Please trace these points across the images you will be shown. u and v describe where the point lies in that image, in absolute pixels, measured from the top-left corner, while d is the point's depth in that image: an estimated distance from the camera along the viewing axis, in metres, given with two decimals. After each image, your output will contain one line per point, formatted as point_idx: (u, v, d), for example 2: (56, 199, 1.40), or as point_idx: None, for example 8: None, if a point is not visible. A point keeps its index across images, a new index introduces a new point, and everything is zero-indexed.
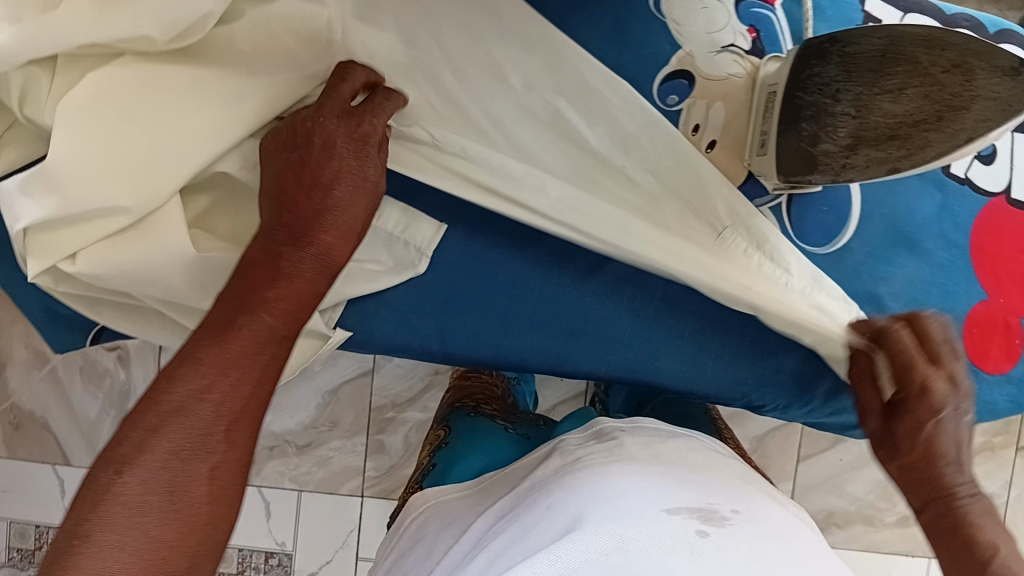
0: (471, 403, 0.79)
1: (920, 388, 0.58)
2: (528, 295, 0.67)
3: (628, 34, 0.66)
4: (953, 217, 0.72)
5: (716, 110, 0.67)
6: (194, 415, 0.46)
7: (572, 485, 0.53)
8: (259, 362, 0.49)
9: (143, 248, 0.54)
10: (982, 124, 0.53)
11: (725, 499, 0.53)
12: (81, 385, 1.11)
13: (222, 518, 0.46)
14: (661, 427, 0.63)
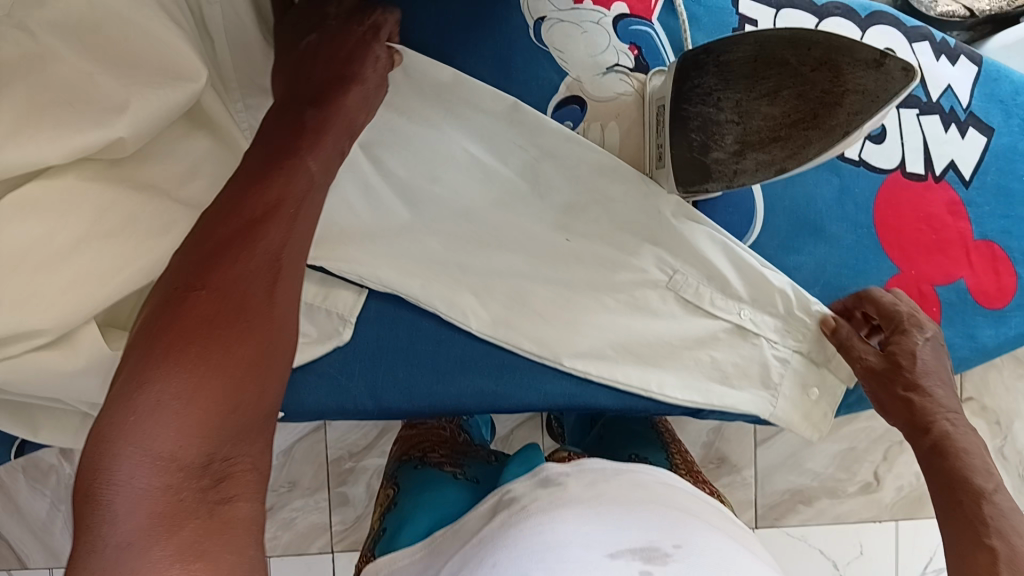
0: (418, 453, 0.76)
1: (897, 331, 0.68)
2: (455, 340, 0.68)
3: (509, 70, 0.68)
4: (853, 199, 0.74)
5: (611, 130, 0.69)
6: (230, 363, 0.40)
7: (516, 540, 0.49)
8: (263, 291, 0.44)
9: (62, 363, 0.52)
10: (856, 116, 0.56)
11: (668, 531, 0.50)
12: (26, 487, 1.11)
13: (254, 438, 0.41)
14: (608, 466, 0.58)
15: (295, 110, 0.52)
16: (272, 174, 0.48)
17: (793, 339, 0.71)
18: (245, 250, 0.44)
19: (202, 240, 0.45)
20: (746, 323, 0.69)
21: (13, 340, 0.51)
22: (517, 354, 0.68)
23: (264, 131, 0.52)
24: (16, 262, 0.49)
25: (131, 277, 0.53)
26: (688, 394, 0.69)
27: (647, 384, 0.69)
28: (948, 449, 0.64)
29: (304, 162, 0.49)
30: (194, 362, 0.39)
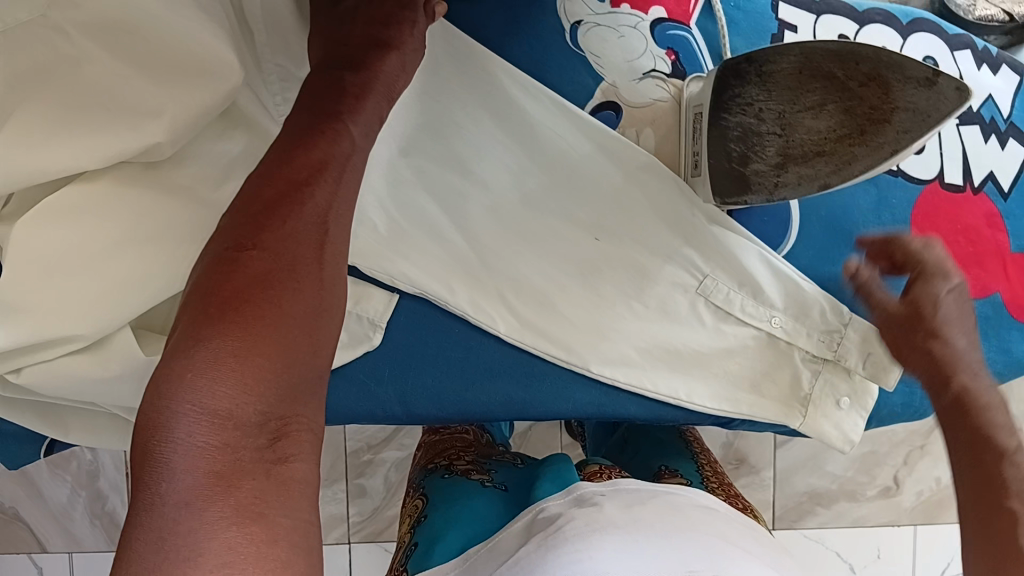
0: (445, 461, 0.76)
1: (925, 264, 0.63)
2: (485, 348, 0.67)
3: (544, 72, 0.66)
4: (890, 210, 0.73)
5: (646, 136, 0.68)
6: (281, 320, 0.38)
7: (555, 573, 0.48)
8: (311, 250, 0.41)
9: (93, 368, 0.52)
10: (905, 135, 0.55)
11: (706, 562, 0.49)
12: (48, 474, 1.13)
13: (309, 395, 0.38)
14: (642, 487, 0.58)
15: (334, 75, 0.51)
16: (314, 137, 0.46)
17: (828, 349, 0.69)
18: (294, 210, 0.42)
19: (250, 202, 0.43)
20: (777, 332, 0.68)
21: (47, 346, 0.51)
22: (545, 361, 0.68)
23: (304, 93, 0.50)
24: (48, 268, 0.50)
25: (157, 283, 0.53)
26: (717, 403, 0.69)
27: (676, 393, 0.68)
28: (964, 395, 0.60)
29: (340, 135, 0.47)
30: (247, 321, 0.38)
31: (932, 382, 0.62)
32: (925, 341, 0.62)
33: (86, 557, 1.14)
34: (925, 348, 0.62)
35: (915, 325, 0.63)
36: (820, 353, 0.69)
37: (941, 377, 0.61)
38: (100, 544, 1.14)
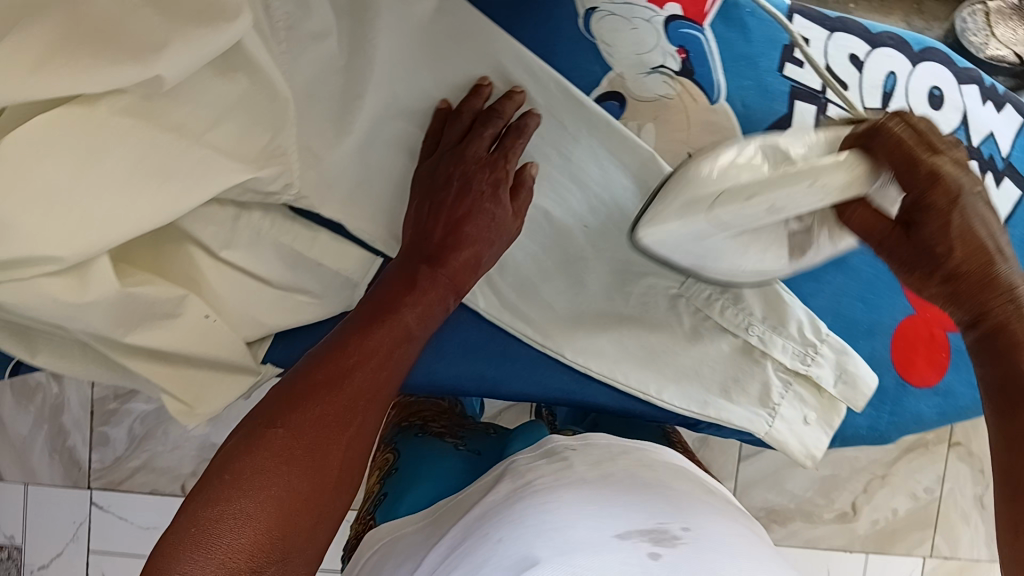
0: (419, 421, 0.78)
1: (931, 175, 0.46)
2: (460, 321, 0.67)
3: (552, 56, 0.66)
4: None
5: (647, 131, 0.68)
6: (345, 422, 0.47)
7: (519, 517, 0.48)
8: (396, 355, 0.51)
9: (68, 292, 0.52)
10: (783, 179, 0.49)
11: (673, 515, 0.48)
12: (13, 403, 1.13)
13: (343, 489, 0.47)
14: (611, 443, 0.59)
15: (464, 168, 0.60)
16: (447, 251, 0.58)
17: (800, 364, 0.69)
18: (392, 328, 0.52)
19: (369, 306, 0.53)
20: (754, 341, 0.68)
21: (25, 265, 0.50)
22: (518, 341, 0.68)
23: (425, 178, 0.61)
24: (31, 188, 0.48)
25: (150, 218, 0.53)
26: (684, 403, 0.70)
27: (646, 387, 0.69)
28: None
29: (468, 251, 0.58)
30: (316, 422, 0.46)
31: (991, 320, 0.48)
32: (942, 285, 0.49)
33: (41, 489, 1.15)
34: (952, 288, 0.49)
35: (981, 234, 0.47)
36: (793, 366, 0.69)
37: (992, 321, 0.48)
38: (56, 479, 1.14)
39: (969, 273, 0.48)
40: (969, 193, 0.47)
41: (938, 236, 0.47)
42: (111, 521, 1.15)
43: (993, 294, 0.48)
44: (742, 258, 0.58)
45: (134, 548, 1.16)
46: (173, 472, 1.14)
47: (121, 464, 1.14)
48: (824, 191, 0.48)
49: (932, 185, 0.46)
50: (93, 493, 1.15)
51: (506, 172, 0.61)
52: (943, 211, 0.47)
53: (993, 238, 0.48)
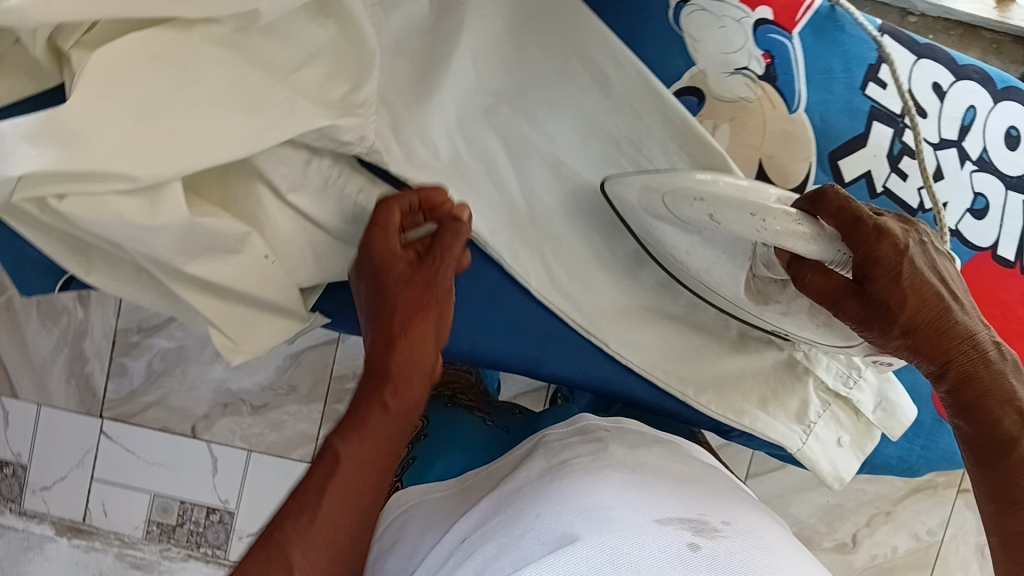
0: (447, 392, 0.78)
1: (877, 231, 0.50)
2: (511, 297, 0.67)
3: (637, 44, 0.65)
4: None
5: (721, 132, 0.67)
6: (342, 493, 0.51)
7: (557, 493, 0.48)
8: (383, 439, 0.54)
9: (141, 214, 0.52)
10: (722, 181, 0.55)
11: (714, 509, 0.48)
12: (36, 322, 1.12)
13: (352, 558, 0.51)
14: (645, 432, 0.58)
15: (366, 235, 0.57)
16: (401, 330, 0.56)
17: (842, 384, 0.69)
18: (371, 415, 0.54)
19: (344, 424, 0.54)
20: (797, 354, 0.68)
21: (97, 178, 0.49)
22: (566, 326, 0.68)
23: (364, 274, 0.58)
24: (114, 105, 0.48)
25: (223, 152, 0.53)
26: (720, 409, 0.69)
27: (684, 387, 0.69)
28: (1005, 407, 0.53)
29: (417, 319, 0.56)
30: (310, 510, 0.49)
31: (955, 373, 0.53)
32: (901, 340, 0.53)
33: (53, 412, 1.15)
34: (911, 342, 0.53)
35: (927, 283, 0.52)
36: (834, 386, 0.69)
37: (964, 370, 0.53)
38: (70, 404, 1.15)
39: (923, 325, 0.52)
40: (912, 247, 0.53)
41: (889, 294, 0.51)
42: (119, 453, 1.16)
43: (948, 347, 0.53)
44: (688, 246, 0.60)
45: (138, 482, 1.17)
46: (186, 412, 1.14)
47: (135, 398, 1.14)
48: (763, 230, 0.52)
49: (882, 241, 0.50)
50: (105, 422, 1.15)
51: (388, 248, 0.56)
52: (890, 268, 0.51)
53: (939, 286, 0.53)
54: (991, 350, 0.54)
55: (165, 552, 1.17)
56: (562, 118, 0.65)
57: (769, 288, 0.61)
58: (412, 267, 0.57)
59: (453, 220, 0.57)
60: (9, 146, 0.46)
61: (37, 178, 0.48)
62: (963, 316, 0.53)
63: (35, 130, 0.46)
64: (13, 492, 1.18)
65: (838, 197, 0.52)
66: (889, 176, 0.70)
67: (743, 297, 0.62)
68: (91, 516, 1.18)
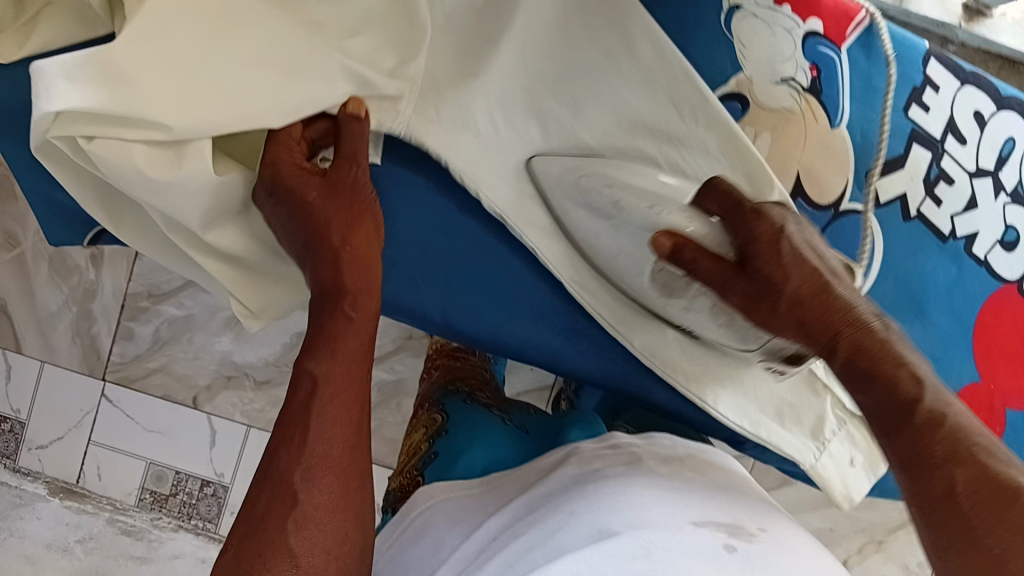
0: (466, 387, 0.80)
1: (755, 212, 0.54)
2: (537, 286, 0.66)
3: (688, 43, 0.65)
4: (964, 293, 0.72)
5: (762, 140, 0.67)
6: (309, 456, 0.48)
7: (593, 495, 0.50)
8: (342, 398, 0.50)
9: (174, 171, 0.52)
10: (637, 180, 0.60)
11: (747, 514, 0.50)
12: (47, 276, 1.11)
13: (350, 501, 0.50)
14: (675, 443, 0.60)
15: (274, 158, 0.54)
16: (348, 235, 0.54)
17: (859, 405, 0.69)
18: (302, 390, 0.50)
19: (297, 389, 0.51)
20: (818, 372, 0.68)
21: (132, 126, 0.50)
22: (590, 320, 0.67)
23: (274, 199, 0.54)
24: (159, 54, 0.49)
25: (269, 118, 0.53)
26: (739, 418, 0.69)
27: (702, 393, 0.68)
28: (899, 370, 0.50)
29: (356, 229, 0.54)
30: (294, 481, 0.48)
31: (846, 342, 0.51)
32: (788, 315, 0.52)
33: (56, 369, 1.14)
34: (798, 316, 0.52)
35: (811, 260, 0.53)
36: (851, 405, 0.69)
37: (848, 337, 0.51)
38: (74, 362, 1.14)
39: (807, 300, 0.52)
40: (791, 227, 0.54)
41: (774, 267, 0.52)
42: (118, 417, 1.15)
43: (833, 316, 0.52)
44: (596, 231, 0.62)
45: (133, 448, 1.16)
46: (188, 381, 1.14)
47: (139, 362, 1.14)
48: (657, 218, 0.57)
49: (757, 223, 0.53)
50: (107, 385, 1.14)
51: (281, 165, 0.54)
52: (769, 244, 0.53)
53: (821, 264, 0.53)
54: (877, 322, 0.52)
55: (156, 521, 1.16)
56: (605, 111, 0.63)
57: (676, 284, 0.60)
58: (305, 179, 0.54)
59: (351, 120, 0.54)
60: (52, 79, 0.47)
61: (75, 117, 0.48)
62: (846, 292, 0.53)
63: (79, 67, 0.47)
64: (10, 447, 1.18)
65: (722, 188, 0.56)
66: (924, 201, 0.70)
67: (652, 287, 0.62)
68: (85, 479, 1.18)
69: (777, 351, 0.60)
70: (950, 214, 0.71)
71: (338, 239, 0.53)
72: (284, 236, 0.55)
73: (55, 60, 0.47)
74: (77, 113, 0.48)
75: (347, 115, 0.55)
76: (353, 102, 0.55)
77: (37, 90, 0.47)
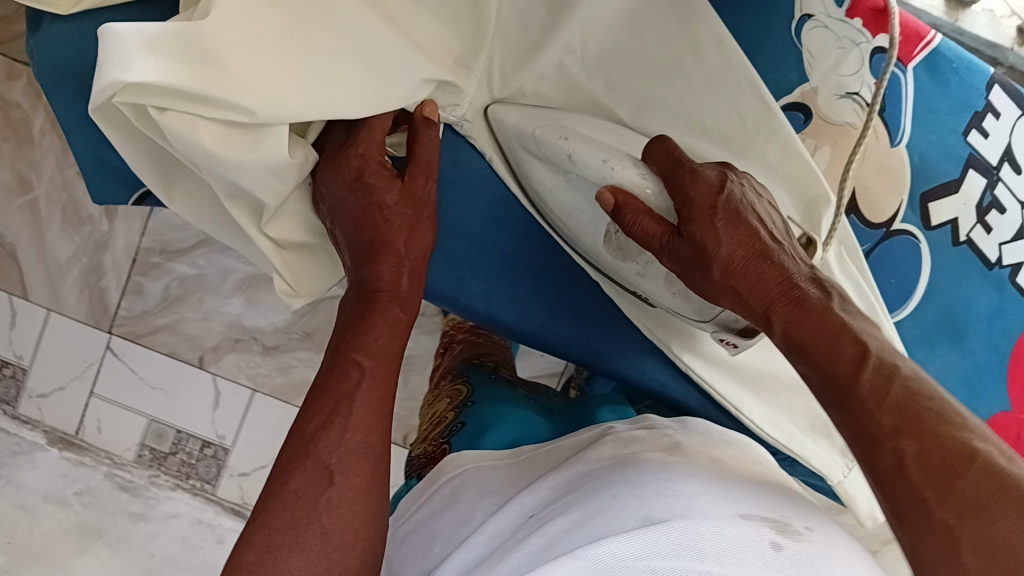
0: (490, 363, 0.80)
1: (692, 172, 0.51)
2: (583, 283, 0.66)
3: (756, 51, 0.64)
4: (1004, 322, 0.71)
5: (822, 154, 0.66)
6: (345, 439, 0.48)
7: (637, 477, 0.46)
8: (375, 385, 0.50)
9: (242, 151, 0.50)
10: (593, 135, 0.56)
11: (797, 514, 0.46)
12: (59, 226, 1.07)
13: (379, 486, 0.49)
14: (711, 431, 0.59)
15: (351, 151, 0.54)
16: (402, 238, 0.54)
17: None
18: (342, 376, 0.50)
19: (328, 371, 0.51)
20: None
21: (206, 104, 0.48)
22: (633, 324, 0.67)
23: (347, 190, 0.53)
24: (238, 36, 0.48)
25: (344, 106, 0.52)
26: (772, 430, 0.68)
27: (738, 404, 0.67)
28: (847, 342, 0.46)
29: (413, 231, 0.54)
30: (325, 459, 0.47)
31: (769, 312, 0.48)
32: (723, 281, 0.49)
33: (63, 320, 1.10)
34: (732, 286, 0.49)
35: (754, 225, 0.50)
36: None
37: (781, 308, 0.48)
38: (80, 314, 1.10)
39: (739, 264, 0.48)
40: (733, 186, 0.51)
41: (707, 233, 0.49)
42: (122, 372, 1.11)
43: (764, 285, 0.48)
44: (551, 185, 0.59)
45: (135, 404, 1.11)
46: (196, 341, 1.10)
47: (146, 319, 1.10)
48: (611, 175, 0.53)
49: (693, 185, 0.50)
50: (113, 339, 1.10)
51: (364, 159, 0.54)
52: (705, 207, 0.49)
53: (759, 228, 0.50)
54: (812, 289, 0.49)
55: (154, 478, 1.12)
56: (668, 117, 0.62)
57: (629, 247, 0.58)
58: (376, 175, 0.53)
59: (426, 123, 0.56)
60: (129, 47, 0.46)
61: (144, 89, 0.46)
62: (782, 260, 0.49)
63: (159, 40, 0.46)
64: (8, 395, 1.12)
65: (665, 151, 0.53)
66: (975, 227, 0.70)
67: (602, 248, 0.59)
68: (84, 431, 1.13)
69: (732, 322, 0.57)
70: (998, 243, 0.70)
71: (393, 239, 0.53)
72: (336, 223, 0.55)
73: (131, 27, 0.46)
74: (151, 87, 0.46)
75: (424, 121, 0.56)
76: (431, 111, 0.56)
77: (112, 57, 0.45)
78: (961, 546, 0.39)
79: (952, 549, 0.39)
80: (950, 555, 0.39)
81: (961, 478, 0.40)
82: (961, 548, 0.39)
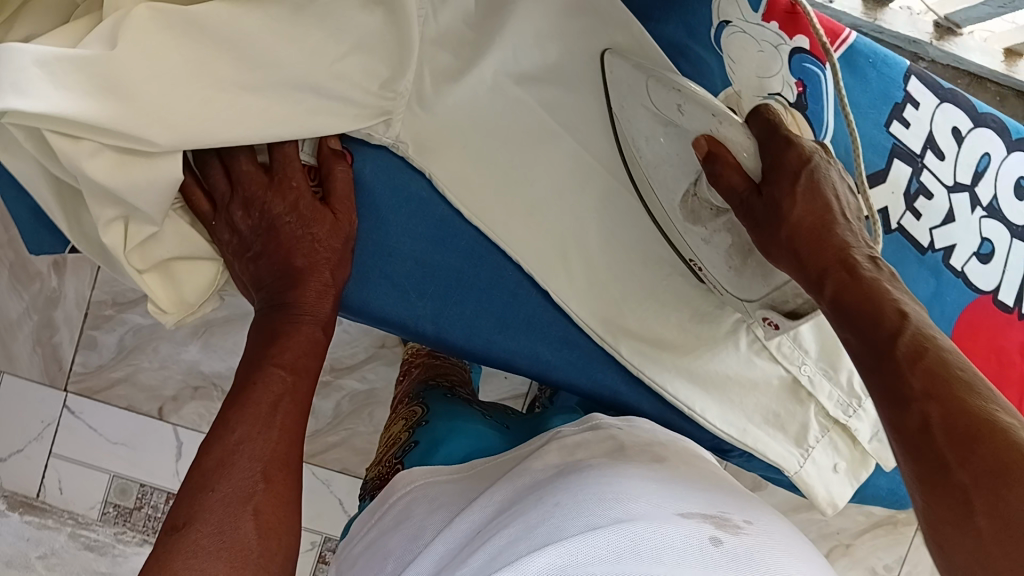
0: (446, 383, 0.80)
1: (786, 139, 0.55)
2: (530, 299, 0.66)
3: None
4: (943, 304, 0.73)
5: None
6: (249, 451, 0.50)
7: (577, 484, 0.46)
8: (280, 407, 0.53)
9: (145, 175, 0.51)
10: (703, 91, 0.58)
11: (737, 509, 0.46)
12: (6, 283, 1.04)
13: (285, 496, 0.51)
14: (655, 430, 0.60)
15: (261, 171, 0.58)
16: (315, 264, 0.58)
17: (841, 413, 0.71)
18: (255, 391, 0.53)
19: (244, 383, 0.54)
20: (802, 378, 0.70)
21: (100, 132, 0.49)
22: (584, 332, 0.67)
23: (289, 205, 0.58)
24: (143, 71, 0.49)
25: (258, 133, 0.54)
26: (725, 426, 0.69)
27: (693, 403, 0.69)
28: (891, 307, 0.49)
29: (322, 252, 0.58)
30: (231, 463, 0.50)
31: (831, 279, 0.52)
32: (785, 244, 0.54)
33: (15, 380, 1.06)
34: (794, 248, 0.54)
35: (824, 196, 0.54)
36: (835, 414, 0.71)
37: (834, 274, 0.52)
38: (34, 373, 1.06)
39: (808, 227, 0.54)
40: (825, 164, 0.56)
41: (785, 194, 0.54)
42: (81, 430, 1.07)
43: (828, 250, 0.53)
44: (649, 136, 0.61)
45: (97, 460, 1.08)
46: (154, 391, 1.07)
47: (102, 373, 1.07)
48: (717, 128, 0.55)
49: (789, 151, 0.55)
50: (69, 396, 1.07)
51: (300, 191, 0.58)
52: (791, 172, 0.54)
53: (832, 203, 0.55)
54: (869, 265, 0.52)
55: (120, 535, 1.08)
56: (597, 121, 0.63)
57: (702, 212, 0.61)
58: (313, 209, 0.58)
59: (336, 156, 0.60)
60: (22, 69, 0.46)
61: (32, 115, 0.47)
62: (845, 235, 0.54)
63: (55, 64, 0.47)
64: None
65: (766, 122, 0.56)
66: (904, 215, 0.72)
67: (676, 210, 0.62)
68: (45, 492, 1.09)
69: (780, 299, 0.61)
70: (929, 228, 0.73)
71: (306, 266, 0.58)
72: (242, 255, 0.58)
73: (23, 50, 0.47)
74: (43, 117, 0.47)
75: (331, 153, 0.60)
76: (343, 156, 0.60)
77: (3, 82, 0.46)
78: (974, 506, 0.40)
79: (966, 511, 0.40)
80: (964, 515, 0.40)
81: (981, 443, 0.41)
82: (975, 509, 0.40)
